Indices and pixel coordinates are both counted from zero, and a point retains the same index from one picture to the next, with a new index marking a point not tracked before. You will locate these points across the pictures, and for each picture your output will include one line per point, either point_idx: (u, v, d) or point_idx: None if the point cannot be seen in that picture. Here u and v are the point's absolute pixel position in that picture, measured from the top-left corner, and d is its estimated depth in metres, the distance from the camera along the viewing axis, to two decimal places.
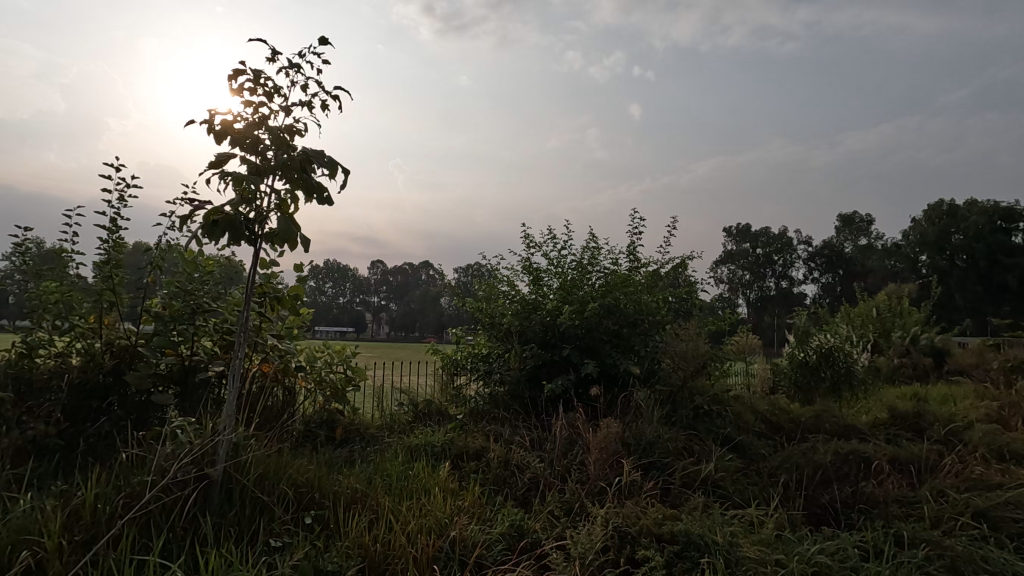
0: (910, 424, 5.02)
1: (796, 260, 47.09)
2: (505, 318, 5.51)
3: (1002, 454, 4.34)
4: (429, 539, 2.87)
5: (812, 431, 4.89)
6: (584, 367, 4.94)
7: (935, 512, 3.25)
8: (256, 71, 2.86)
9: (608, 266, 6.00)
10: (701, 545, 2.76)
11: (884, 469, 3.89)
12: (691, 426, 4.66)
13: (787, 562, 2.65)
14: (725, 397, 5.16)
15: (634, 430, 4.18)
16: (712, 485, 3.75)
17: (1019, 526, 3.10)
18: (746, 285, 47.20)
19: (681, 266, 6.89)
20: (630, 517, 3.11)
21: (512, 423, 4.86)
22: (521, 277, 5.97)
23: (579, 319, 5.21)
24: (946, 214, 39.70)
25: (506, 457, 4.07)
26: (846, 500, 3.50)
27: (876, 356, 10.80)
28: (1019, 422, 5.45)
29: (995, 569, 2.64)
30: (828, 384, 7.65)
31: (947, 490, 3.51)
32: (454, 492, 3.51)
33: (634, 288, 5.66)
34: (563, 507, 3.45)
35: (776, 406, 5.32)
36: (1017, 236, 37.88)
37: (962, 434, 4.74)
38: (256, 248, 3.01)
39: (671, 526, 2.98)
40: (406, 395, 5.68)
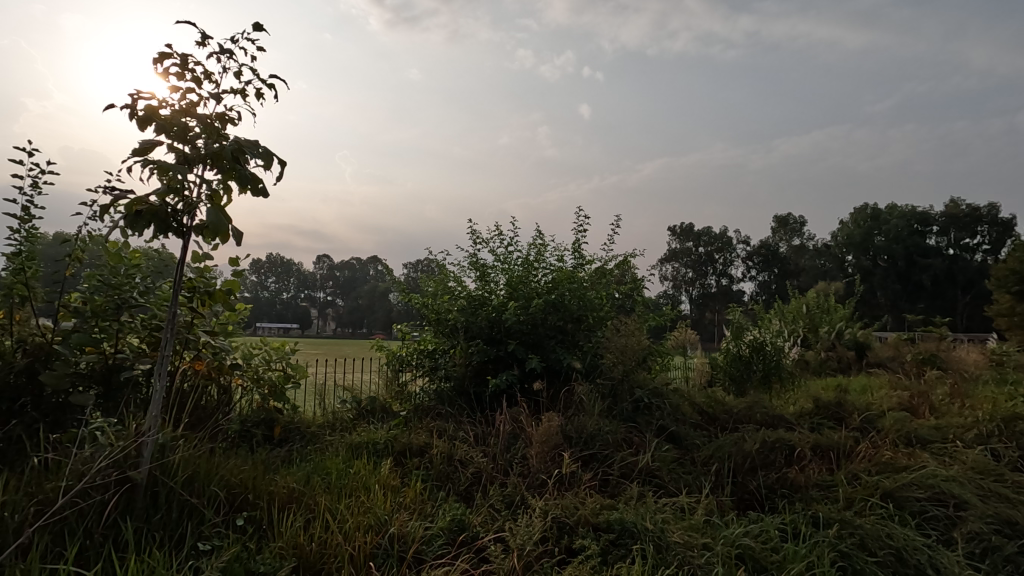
0: (832, 413, 5.36)
1: (736, 259, 49.19)
2: (451, 314, 5.51)
3: (909, 439, 4.72)
4: (367, 536, 2.85)
5: (744, 421, 5.13)
6: (528, 362, 4.99)
7: (849, 494, 3.49)
8: (183, 55, 2.71)
9: (554, 263, 6.06)
10: (635, 532, 2.88)
11: (805, 456, 4.15)
12: (631, 418, 4.81)
13: (713, 545, 2.78)
14: (664, 390, 5.34)
15: (576, 423, 4.28)
16: (649, 475, 3.88)
17: (921, 505, 3.38)
18: (689, 283, 48.91)
19: (625, 262, 7.06)
20: (569, 509, 3.18)
21: (457, 419, 4.86)
22: (468, 273, 5.94)
23: (525, 314, 5.27)
24: (870, 217, 42.52)
25: (449, 453, 4.07)
26: (771, 485, 3.71)
27: (805, 350, 11.45)
28: (926, 409, 5.92)
29: (899, 545, 2.86)
30: (760, 376, 8.06)
31: (860, 474, 3.78)
32: (395, 488, 3.48)
33: (579, 284, 5.76)
34: (504, 500, 3.49)
35: (712, 399, 5.56)
36: (931, 238, 41.03)
37: (876, 422, 5.10)
38: (185, 241, 2.87)
39: (607, 515, 3.07)
40: (350, 393, 5.57)
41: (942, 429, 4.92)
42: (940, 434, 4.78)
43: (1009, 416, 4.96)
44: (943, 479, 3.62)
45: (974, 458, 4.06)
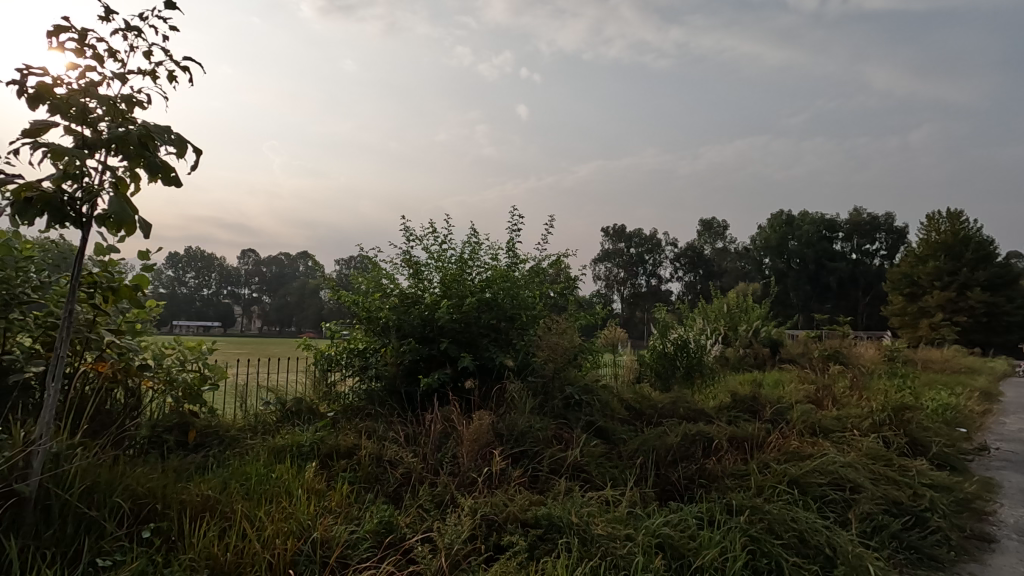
0: (747, 406, 5.71)
1: (665, 260, 51.27)
2: (382, 312, 5.37)
3: (814, 429, 5.10)
4: (288, 542, 2.74)
5: (668, 416, 5.36)
6: (461, 360, 4.95)
7: (760, 482, 3.71)
8: (83, 30, 2.49)
9: (488, 261, 6.05)
10: (561, 526, 2.95)
11: (722, 447, 4.38)
12: (561, 415, 4.91)
13: (635, 536, 2.88)
14: (593, 387, 5.49)
15: (507, 421, 4.31)
16: (577, 470, 3.98)
17: (822, 490, 3.65)
18: (620, 282, 50.51)
19: (558, 262, 7.17)
20: (498, 505, 3.20)
21: (388, 419, 4.77)
22: (401, 270, 5.82)
23: (458, 312, 5.22)
24: (785, 223, 45.58)
25: (378, 453, 3.99)
26: (690, 475, 3.90)
27: (725, 347, 12.12)
28: (830, 401, 6.42)
29: (802, 527, 3.08)
30: (682, 372, 8.46)
31: (771, 463, 4.04)
32: (319, 492, 3.36)
33: (513, 283, 5.78)
34: (434, 500, 3.46)
35: (639, 395, 5.78)
36: (837, 244, 44.53)
37: (786, 414, 5.47)
38: (85, 231, 2.63)
39: (536, 511, 3.12)
40: (274, 394, 5.33)
41: (842, 419, 5.36)
42: (840, 424, 5.21)
43: (898, 406, 5.47)
44: (841, 465, 3.94)
45: (869, 445, 4.44)
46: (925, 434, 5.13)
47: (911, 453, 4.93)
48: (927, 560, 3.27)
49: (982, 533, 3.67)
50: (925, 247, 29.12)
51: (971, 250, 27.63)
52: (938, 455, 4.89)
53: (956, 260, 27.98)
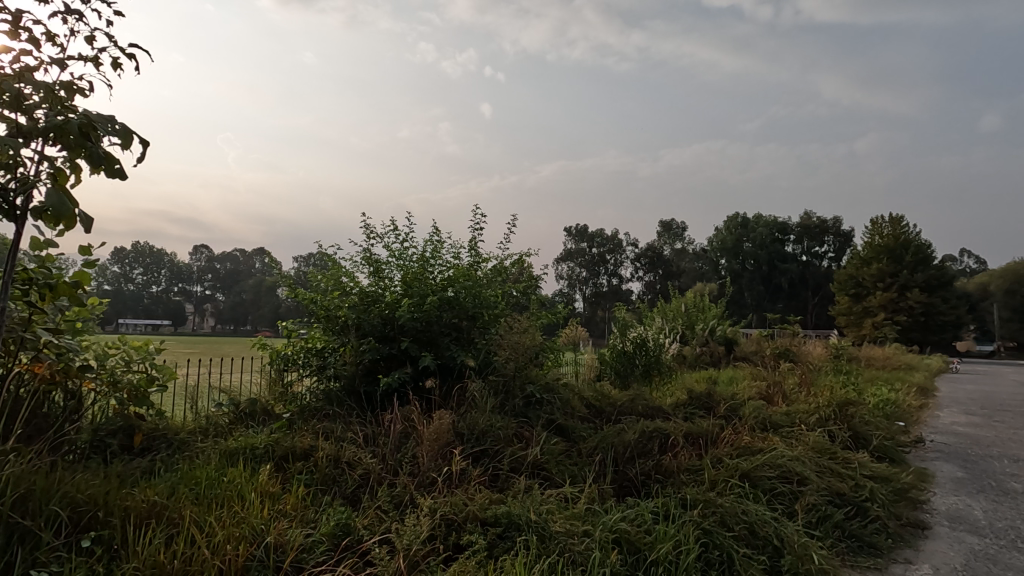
0: (702, 403, 5.88)
1: (625, 260, 52.15)
2: (341, 311, 5.26)
3: (764, 424, 5.29)
4: (240, 548, 2.67)
5: (626, 413, 5.47)
6: (421, 359, 4.90)
7: (713, 476, 3.83)
8: (18, 11, 2.35)
9: (451, 259, 6.00)
10: (520, 524, 2.97)
11: (678, 443, 4.50)
12: (522, 413, 4.94)
13: (592, 532, 2.92)
14: (554, 385, 5.54)
15: (468, 420, 4.30)
16: (537, 468, 4.00)
17: (771, 483, 3.79)
18: (582, 282, 51.11)
19: (521, 261, 7.19)
20: (458, 505, 3.19)
21: (346, 420, 4.68)
22: (361, 268, 5.71)
23: (419, 311, 5.17)
24: (740, 225, 47.05)
25: (336, 454, 3.91)
26: (647, 471, 3.99)
27: (682, 345, 12.43)
28: (780, 397, 6.68)
29: (752, 519, 3.19)
30: (641, 370, 8.63)
31: (724, 457, 4.17)
32: (273, 495, 3.27)
33: (475, 282, 5.76)
34: (393, 501, 3.43)
35: (599, 393, 5.86)
36: (789, 246, 46.28)
37: (738, 410, 5.66)
38: (19, 223, 2.49)
39: (495, 510, 3.12)
40: (227, 395, 5.16)
41: (791, 414, 5.59)
42: (789, 419, 5.42)
43: (842, 402, 5.73)
44: (789, 458, 4.10)
45: (815, 439, 4.64)
46: (867, 428, 5.40)
47: (853, 446, 5.19)
48: (867, 547, 3.45)
49: (917, 521, 3.88)
50: (869, 250, 30.61)
51: (910, 253, 29.18)
52: (878, 447, 5.15)
53: (897, 263, 29.52)
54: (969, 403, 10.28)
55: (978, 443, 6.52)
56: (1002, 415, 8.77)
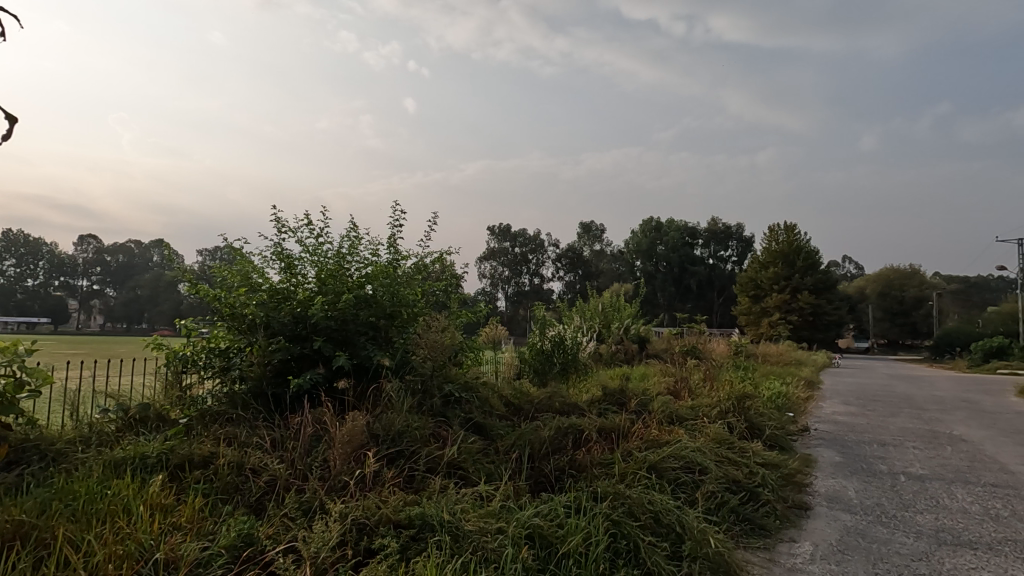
0: (616, 398, 6.11)
1: (547, 260, 53.18)
2: (247, 308, 4.94)
3: (671, 417, 5.60)
4: (123, 567, 2.45)
5: (544, 410, 5.59)
6: (335, 359, 4.69)
7: (623, 469, 3.98)
8: None
9: (369, 256, 5.81)
10: (434, 525, 2.94)
11: (591, 438, 4.65)
12: (440, 413, 4.90)
13: (506, 528, 2.95)
14: (473, 384, 5.58)
15: (383, 421, 4.19)
16: (454, 467, 3.98)
17: (675, 473, 4.01)
18: (505, 280, 51.60)
19: (442, 259, 7.11)
20: (370, 509, 3.11)
21: (251, 424, 4.42)
22: (271, 264, 5.39)
23: (333, 310, 4.95)
24: (654, 229, 49.41)
25: (239, 461, 3.69)
26: (561, 467, 4.09)
27: (599, 343, 12.88)
28: (686, 391, 7.10)
29: (657, 508, 3.35)
30: (559, 367, 8.85)
31: (633, 451, 4.35)
32: (165, 508, 3.03)
33: (395, 279, 5.61)
34: (301, 508, 3.28)
35: (518, 391, 5.95)
36: (698, 250, 49.21)
37: (648, 405, 5.95)
38: None
39: (409, 511, 3.07)
40: (114, 400, 4.72)
41: (695, 408, 5.95)
42: (693, 412, 5.77)
43: (740, 396, 6.18)
44: (692, 450, 4.36)
45: (716, 431, 4.96)
46: (761, 419, 5.85)
47: (749, 436, 5.60)
48: (757, 529, 3.74)
49: (801, 503, 4.26)
50: (767, 255, 33.19)
51: (801, 258, 31.96)
52: (770, 436, 5.60)
53: (790, 267, 32.24)
54: (847, 394, 11.43)
55: (854, 430, 7.27)
56: (873, 405, 9.84)
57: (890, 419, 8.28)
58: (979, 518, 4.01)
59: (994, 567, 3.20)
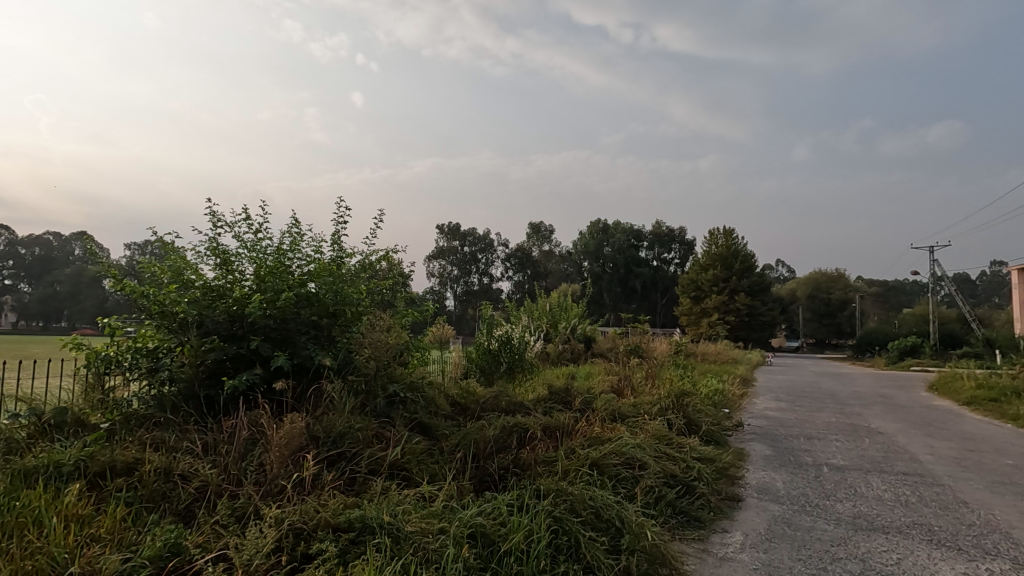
0: (561, 397, 6.20)
1: (496, 259, 53.25)
2: (178, 305, 4.67)
3: (614, 415, 5.74)
4: None
5: (489, 409, 5.60)
6: (273, 359, 4.51)
7: (566, 466, 4.05)
8: None
9: (311, 253, 5.62)
10: (375, 527, 2.89)
11: (535, 437, 4.70)
12: (384, 413, 4.83)
13: (448, 529, 2.94)
14: (420, 383, 5.53)
15: (324, 422, 4.07)
16: (397, 469, 3.93)
17: (616, 470, 4.12)
18: (454, 280, 51.29)
19: (388, 257, 6.99)
20: (308, 513, 3.02)
21: (181, 428, 4.20)
22: (205, 260, 5.13)
23: (272, 308, 4.76)
24: (601, 231, 50.44)
25: (167, 467, 3.49)
26: (505, 465, 4.12)
27: (546, 342, 13.02)
28: (629, 389, 7.29)
29: (598, 504, 3.42)
30: (505, 367, 8.90)
31: (576, 448, 4.43)
32: (83, 519, 2.85)
33: (339, 277, 5.46)
34: (234, 514, 3.15)
35: (465, 391, 5.94)
36: (643, 252, 50.60)
37: (592, 403, 6.07)
38: None
39: (349, 515, 3.00)
40: (25, 404, 4.36)
41: (637, 406, 6.12)
42: (635, 410, 5.93)
43: (680, 394, 6.41)
44: (632, 446, 4.48)
45: (656, 428, 5.12)
46: (698, 415, 6.09)
47: (687, 432, 5.82)
48: (692, 521, 3.90)
49: (733, 495, 4.46)
50: (707, 258, 34.52)
51: (739, 262, 33.45)
52: (706, 432, 5.84)
53: (728, 270, 33.67)
54: (779, 391, 12.07)
55: (783, 425, 7.68)
56: (801, 401, 10.42)
57: (816, 414, 8.80)
58: (891, 504, 4.33)
59: (903, 548, 3.47)
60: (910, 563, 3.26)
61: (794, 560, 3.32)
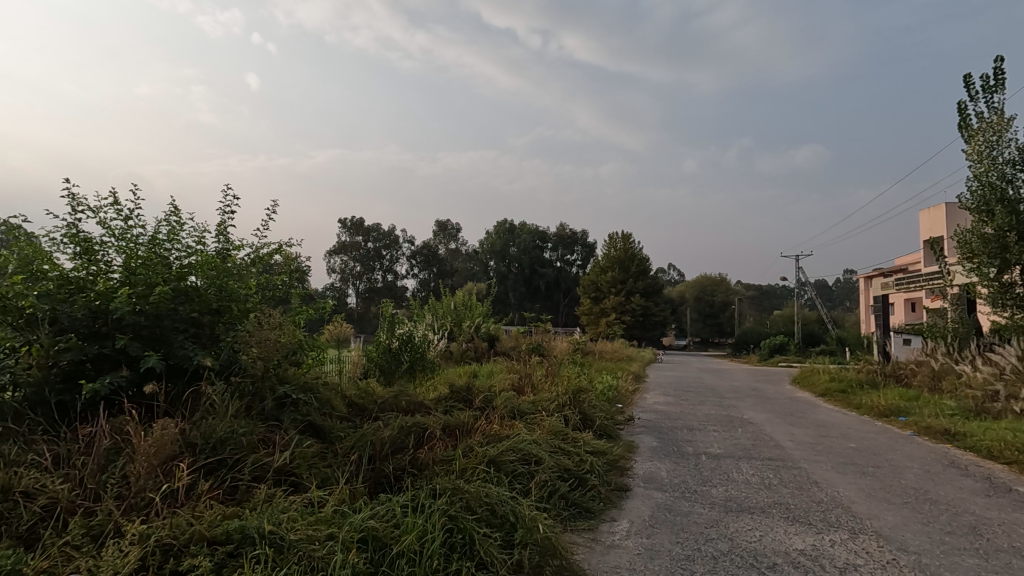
0: (462, 395, 6.20)
1: (402, 257, 52.17)
2: (25, 300, 4.08)
3: (513, 412, 5.84)
4: None
5: (388, 409, 5.47)
6: (144, 360, 4.08)
7: (464, 464, 4.06)
8: None
9: (193, 244, 5.16)
10: (255, 537, 2.71)
11: (433, 436, 4.67)
12: (273, 416, 4.55)
13: (338, 534, 2.84)
14: (314, 384, 5.28)
15: (202, 427, 3.75)
16: (284, 474, 3.71)
17: (512, 466, 4.19)
18: (356, 277, 49.54)
19: (282, 251, 6.58)
20: (180, 526, 2.78)
21: (26, 440, 3.68)
22: (62, 248, 4.52)
23: (143, 304, 4.30)
24: (508, 231, 51.17)
25: (5, 484, 3.05)
26: (402, 466, 4.06)
27: (450, 342, 12.95)
28: (528, 387, 7.45)
29: (493, 501, 3.46)
30: (406, 366, 8.74)
31: (474, 446, 4.45)
32: None
33: (224, 271, 5.06)
34: (89, 533, 2.82)
35: (363, 391, 5.77)
36: (547, 253, 51.98)
37: (492, 401, 6.13)
38: None
39: (227, 525, 2.80)
40: None
41: (536, 403, 6.27)
42: (533, 406, 6.08)
43: (576, 391, 6.65)
44: (529, 442, 4.59)
45: (553, 424, 5.28)
46: (593, 410, 6.37)
47: (582, 427, 6.06)
48: (583, 512, 4.07)
49: (622, 485, 4.71)
50: (606, 261, 36.14)
51: (635, 265, 35.38)
52: (599, 426, 6.12)
53: (625, 273, 35.49)
54: (667, 386, 12.93)
55: (669, 418, 8.24)
56: (686, 395, 11.25)
57: (698, 407, 9.53)
58: (757, 486, 4.81)
59: (765, 526, 3.86)
60: (770, 539, 3.63)
61: (673, 544, 3.57)
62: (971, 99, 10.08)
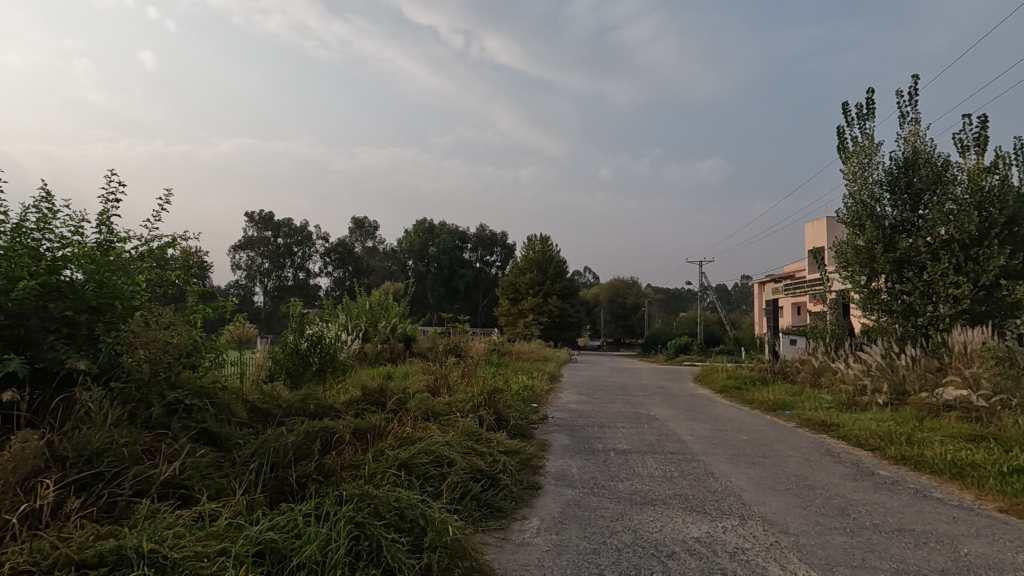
0: (374, 398, 6.03)
1: (315, 254, 50.04)
2: None
3: (427, 414, 5.76)
4: None
5: (295, 413, 5.21)
6: (2, 365, 3.60)
7: (374, 469, 3.93)
8: None
9: (68, 234, 4.62)
10: (135, 557, 2.46)
11: (342, 441, 4.49)
12: (162, 424, 4.18)
13: (231, 548, 2.66)
14: (212, 388, 4.91)
15: (75, 437, 3.36)
16: (172, 487, 3.42)
17: (424, 469, 4.12)
18: (264, 274, 46.86)
19: (177, 245, 6.06)
20: (42, 550, 2.47)
21: None
22: None
23: (3, 301, 3.79)
24: (427, 231, 50.62)
25: None
26: (307, 473, 3.87)
27: (365, 342, 12.58)
28: (444, 388, 7.39)
29: (403, 505, 3.38)
30: (315, 368, 8.36)
31: (385, 449, 4.33)
32: None
33: (106, 265, 4.57)
34: None
35: (267, 395, 5.44)
36: (467, 253, 51.94)
37: (405, 403, 6.00)
38: None
39: (100, 546, 2.53)
40: None
41: (451, 404, 6.23)
42: (448, 408, 6.03)
43: (491, 391, 6.68)
44: (442, 444, 4.54)
45: (467, 425, 5.26)
46: (507, 410, 6.42)
47: (496, 427, 6.10)
48: (494, 512, 4.10)
49: (533, 483, 4.78)
50: (525, 262, 36.72)
51: (552, 267, 36.22)
52: (513, 426, 6.19)
53: (543, 274, 36.22)
54: (580, 385, 13.36)
55: (581, 416, 8.49)
56: (598, 394, 11.66)
57: (609, 405, 9.91)
58: (660, 479, 5.07)
59: (665, 517, 4.08)
60: (669, 529, 3.84)
61: (580, 538, 3.67)
62: (848, 124, 11.28)
